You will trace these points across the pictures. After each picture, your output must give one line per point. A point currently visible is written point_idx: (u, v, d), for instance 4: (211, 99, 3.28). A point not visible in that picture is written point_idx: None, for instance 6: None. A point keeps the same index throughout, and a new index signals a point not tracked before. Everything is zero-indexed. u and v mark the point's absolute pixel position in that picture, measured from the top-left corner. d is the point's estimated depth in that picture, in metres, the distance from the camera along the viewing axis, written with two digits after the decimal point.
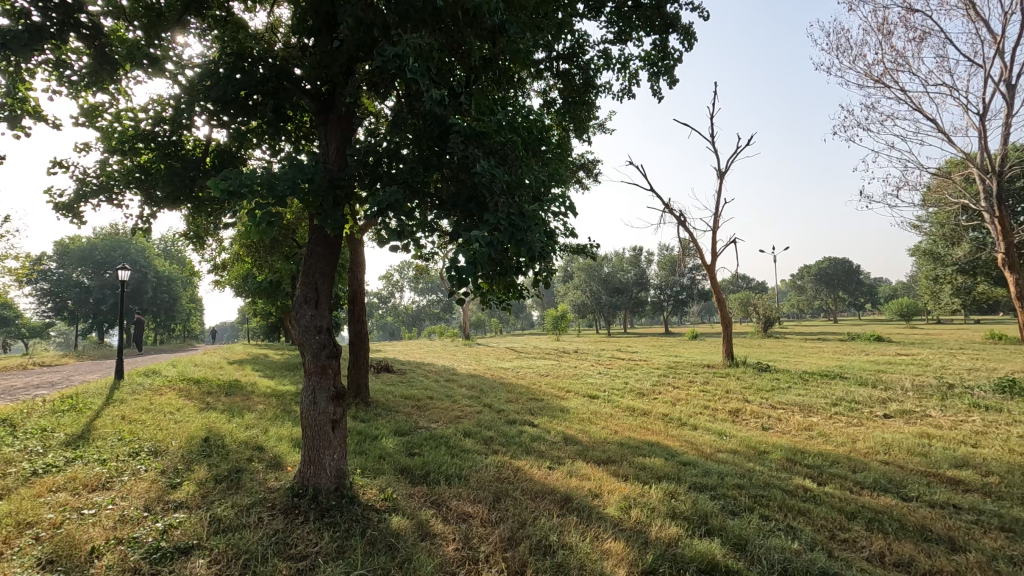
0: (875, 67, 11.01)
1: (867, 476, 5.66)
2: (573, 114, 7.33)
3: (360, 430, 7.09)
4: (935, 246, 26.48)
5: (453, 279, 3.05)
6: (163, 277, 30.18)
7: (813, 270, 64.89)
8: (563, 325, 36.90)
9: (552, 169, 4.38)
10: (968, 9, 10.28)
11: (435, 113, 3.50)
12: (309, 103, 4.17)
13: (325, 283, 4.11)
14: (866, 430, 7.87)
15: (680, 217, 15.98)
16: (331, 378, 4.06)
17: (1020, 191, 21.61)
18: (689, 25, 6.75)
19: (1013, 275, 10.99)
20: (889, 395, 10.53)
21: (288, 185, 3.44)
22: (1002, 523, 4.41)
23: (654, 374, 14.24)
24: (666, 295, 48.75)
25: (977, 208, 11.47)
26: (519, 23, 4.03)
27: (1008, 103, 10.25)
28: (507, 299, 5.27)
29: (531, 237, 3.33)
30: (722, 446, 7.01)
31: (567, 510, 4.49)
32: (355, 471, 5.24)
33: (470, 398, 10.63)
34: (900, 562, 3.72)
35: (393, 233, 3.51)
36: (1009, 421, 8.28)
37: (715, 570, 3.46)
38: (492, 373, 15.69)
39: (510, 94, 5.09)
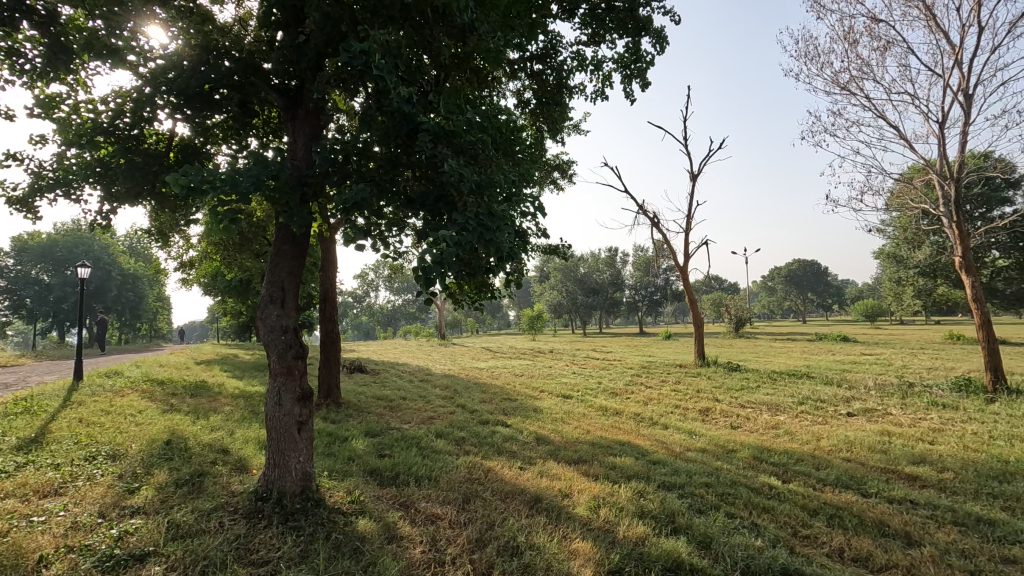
0: (841, 74, 11.33)
1: (829, 473, 5.80)
2: (546, 114, 7.35)
3: (330, 431, 6.97)
4: (897, 249, 27.33)
5: (420, 279, 3.03)
6: (129, 275, 29.30)
7: (784, 270, 66.43)
8: (539, 325, 37.00)
9: (523, 169, 4.36)
10: (928, 20, 10.71)
11: (403, 112, 3.44)
12: (276, 99, 4.06)
13: (291, 282, 4.02)
14: (830, 429, 8.07)
15: (654, 218, 16.18)
16: (297, 380, 3.97)
17: (977, 196, 22.44)
18: (661, 29, 6.83)
19: (969, 277, 11.39)
20: (853, 394, 10.83)
21: (252, 182, 3.33)
22: (955, 517, 4.57)
23: (627, 374, 14.34)
24: (640, 295, 49.22)
25: (937, 213, 11.84)
26: (491, 23, 3.99)
27: (964, 112, 10.67)
28: (479, 300, 5.24)
29: (499, 237, 3.31)
30: (691, 445, 7.10)
31: (536, 510, 4.48)
32: (322, 473, 5.14)
33: (443, 398, 10.55)
34: (859, 557, 3.81)
35: (360, 232, 3.46)
36: (965, 419, 8.59)
37: (681, 568, 3.48)
38: (467, 373, 15.63)
39: (482, 93, 5.06)
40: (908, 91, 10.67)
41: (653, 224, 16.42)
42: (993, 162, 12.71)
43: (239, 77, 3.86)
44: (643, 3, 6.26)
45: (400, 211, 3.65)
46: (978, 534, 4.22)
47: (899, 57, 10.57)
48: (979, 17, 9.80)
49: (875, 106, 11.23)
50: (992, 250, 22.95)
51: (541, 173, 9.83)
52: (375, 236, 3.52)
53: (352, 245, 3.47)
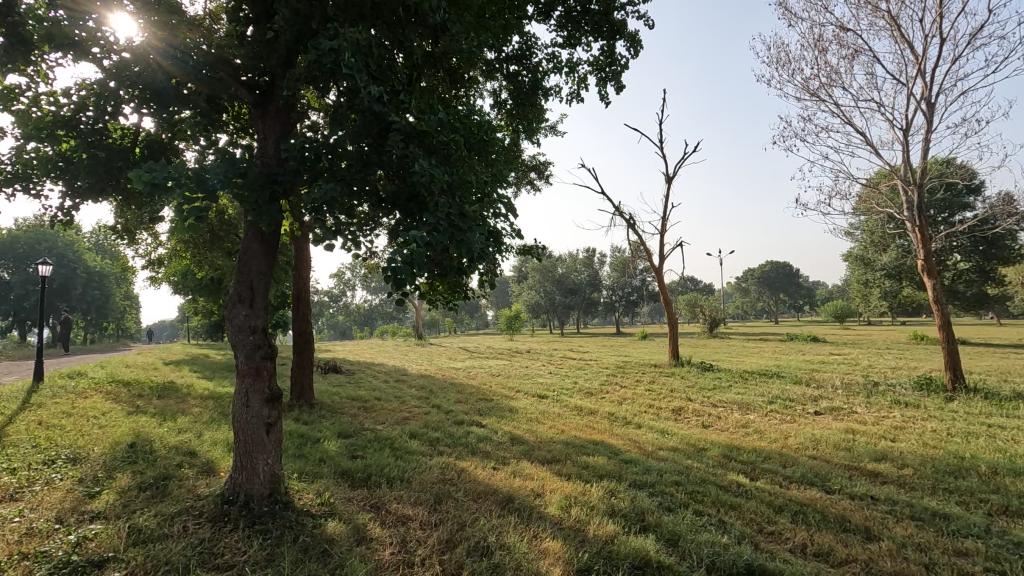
0: (811, 81, 11.63)
1: (795, 470, 5.94)
2: (522, 115, 7.37)
3: (301, 432, 6.88)
4: (864, 252, 28.12)
5: (389, 280, 3.03)
6: (94, 273, 28.46)
7: (757, 272, 67.77)
8: (517, 325, 37.06)
9: (496, 169, 4.36)
10: (892, 30, 11.05)
11: (374, 111, 3.41)
12: (245, 95, 3.98)
13: (260, 282, 3.94)
14: (798, 427, 8.27)
15: (630, 219, 16.37)
16: (265, 380, 3.89)
17: (939, 200, 23.23)
18: (635, 33, 6.91)
19: (931, 280, 11.75)
20: (821, 393, 11.12)
21: (219, 180, 3.24)
22: (912, 512, 4.72)
23: (602, 374, 14.45)
24: (618, 295, 49.60)
25: (901, 218, 12.20)
26: (465, 24, 3.99)
27: (927, 120, 11.05)
28: (453, 300, 5.22)
29: (471, 238, 3.30)
30: (663, 444, 7.20)
31: (507, 510, 4.50)
32: (292, 476, 5.06)
33: (418, 398, 10.51)
34: (820, 552, 3.92)
35: (330, 232, 3.43)
36: (926, 417, 8.88)
37: (648, 565, 3.54)
38: (443, 373, 15.59)
39: (457, 93, 5.06)
40: (874, 98, 11.02)
41: (629, 225, 16.59)
42: (954, 168, 13.16)
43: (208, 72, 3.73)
44: (618, 7, 6.34)
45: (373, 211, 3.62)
46: (934, 528, 4.38)
47: (865, 66, 10.90)
48: (940, 28, 10.16)
49: (844, 112, 11.54)
50: (954, 254, 23.75)
51: (517, 174, 9.87)
52: (346, 236, 3.49)
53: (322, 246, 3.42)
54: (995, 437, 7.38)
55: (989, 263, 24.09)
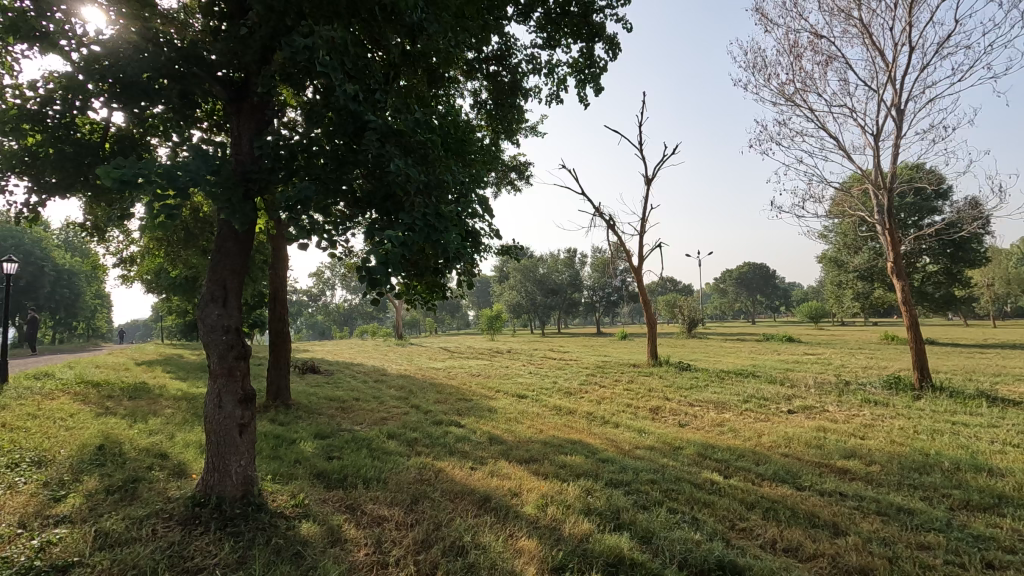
0: (786, 86, 11.88)
1: (768, 468, 6.07)
2: (501, 115, 7.38)
3: (277, 433, 6.80)
4: (838, 254, 28.79)
5: (364, 280, 3.02)
6: (64, 271, 27.73)
7: (735, 274, 68.97)
8: (498, 325, 37.10)
9: (475, 169, 4.36)
10: (865, 38, 11.35)
11: (350, 110, 3.37)
12: (220, 91, 3.90)
13: (234, 280, 3.87)
14: (772, 425, 8.43)
15: (610, 220, 16.52)
16: (238, 381, 3.84)
17: (909, 204, 23.90)
18: (614, 35, 6.99)
19: (900, 281, 12.05)
20: (794, 392, 11.36)
21: (192, 178, 3.16)
22: (878, 508, 4.86)
23: (581, 374, 14.53)
24: (598, 296, 49.99)
25: (872, 221, 12.50)
26: (443, 23, 3.97)
27: (897, 126, 11.37)
28: (432, 300, 5.22)
29: (446, 238, 3.30)
30: (640, 443, 7.29)
31: (484, 510, 4.51)
32: (266, 477, 5.00)
33: (397, 398, 10.46)
34: (789, 547, 4.02)
35: (305, 231, 3.39)
36: (895, 415, 9.13)
37: (622, 562, 3.59)
38: (424, 373, 15.56)
39: (436, 92, 5.04)
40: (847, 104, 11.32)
41: (609, 226, 16.74)
42: (924, 173, 13.53)
43: (181, 66, 3.58)
44: (597, 10, 6.40)
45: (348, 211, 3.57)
46: (899, 523, 4.51)
47: (839, 72, 11.19)
48: (910, 37, 10.48)
49: (818, 118, 11.82)
50: (923, 256, 24.43)
51: (498, 174, 9.88)
52: (324, 237, 3.44)
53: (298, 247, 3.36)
54: (959, 434, 7.63)
55: (956, 265, 24.86)
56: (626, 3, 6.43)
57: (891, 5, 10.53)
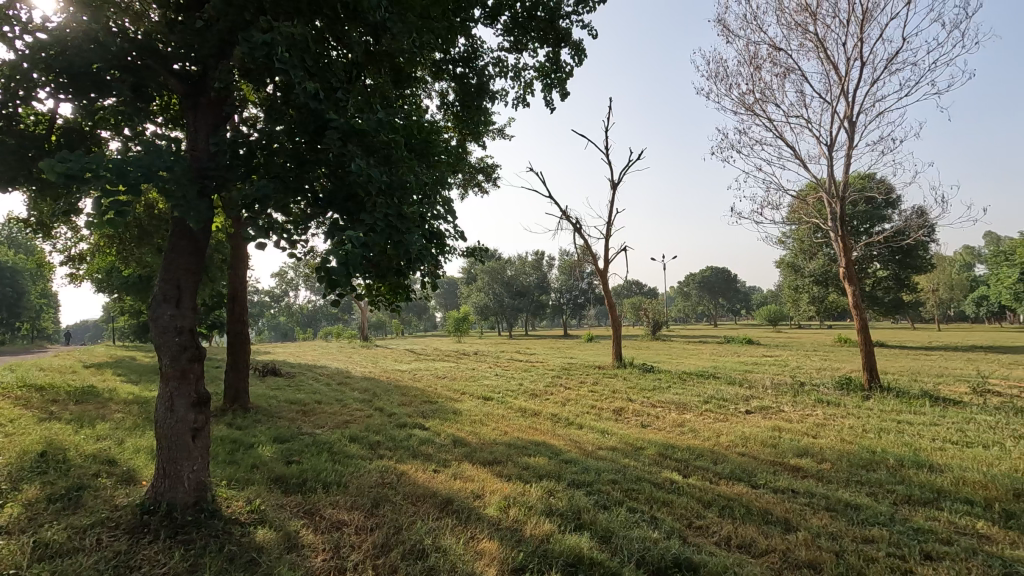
0: (746, 96, 12.27)
1: (725, 467, 6.23)
2: (468, 117, 7.38)
3: (234, 437, 6.62)
4: (795, 259, 29.82)
5: (324, 281, 2.97)
6: (6, 269, 26.37)
7: (698, 277, 70.63)
8: (465, 327, 36.96)
9: (439, 171, 4.34)
10: (819, 52, 11.82)
11: (311, 108, 3.30)
12: (175, 85, 3.77)
13: (189, 280, 3.69)
14: (730, 425, 8.67)
15: (576, 223, 16.71)
16: (192, 383, 3.65)
17: (860, 212, 24.97)
18: (579, 42, 7.09)
19: (851, 286, 12.54)
20: (752, 393, 11.68)
21: (143, 173, 3.02)
22: (827, 504, 5.05)
23: (547, 376, 14.61)
24: (565, 298, 50.43)
25: (826, 228, 12.98)
26: (407, 24, 3.93)
27: (849, 137, 11.88)
28: (395, 301, 5.17)
29: (408, 240, 3.28)
30: (603, 443, 7.39)
31: (446, 513, 4.49)
32: (221, 483, 4.86)
33: (361, 401, 10.31)
34: (743, 544, 4.14)
35: (263, 230, 3.29)
36: (845, 414, 9.50)
37: (581, 562, 3.63)
38: (389, 375, 15.40)
39: (401, 93, 5.01)
40: (803, 116, 11.78)
41: (575, 229, 16.94)
42: (874, 183, 14.14)
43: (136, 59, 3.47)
44: (563, 16, 6.48)
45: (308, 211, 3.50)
46: (846, 518, 4.70)
47: (795, 84, 11.63)
48: (861, 52, 10.98)
49: (776, 127, 12.24)
50: (873, 262, 25.53)
51: (465, 175, 9.88)
52: (283, 237, 3.36)
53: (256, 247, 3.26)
54: (903, 432, 8.00)
55: (904, 271, 26.06)
56: (591, 10, 6.52)
57: (844, 21, 11.01)
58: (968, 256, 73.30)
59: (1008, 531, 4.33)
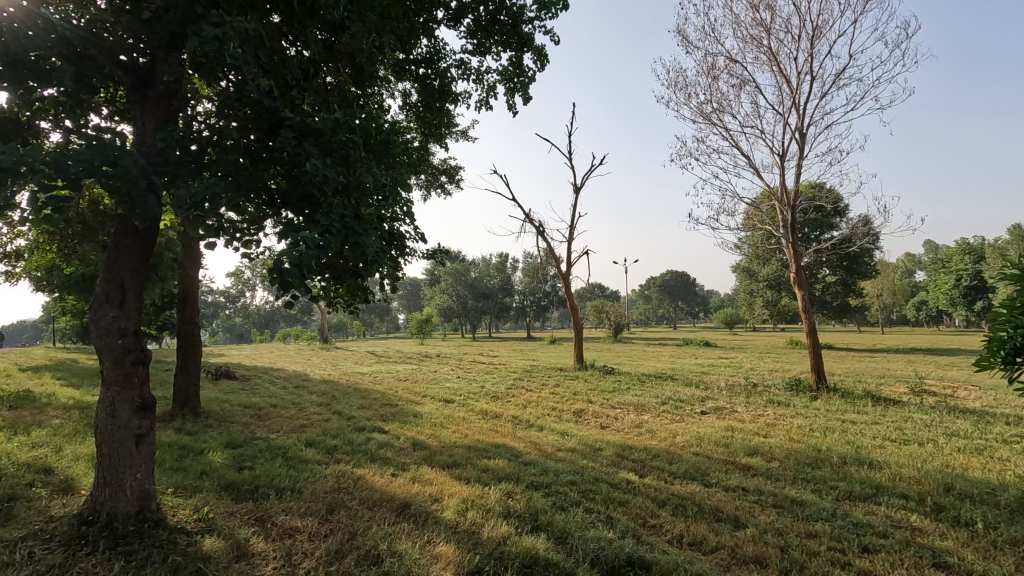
0: (705, 105, 12.62)
1: (680, 466, 6.39)
2: (430, 118, 7.33)
3: (182, 443, 6.38)
4: (749, 264, 30.83)
5: (275, 283, 2.89)
6: None
7: (659, 282, 72.22)
8: (427, 329, 36.61)
9: (398, 172, 4.29)
10: (773, 65, 12.27)
11: (265, 106, 3.20)
12: (121, 76, 3.60)
13: (133, 280, 3.48)
14: (685, 426, 8.90)
15: (539, 226, 16.85)
16: (137, 388, 3.47)
17: (811, 219, 26.04)
18: (542, 46, 7.16)
19: (801, 290, 13.04)
20: (707, 394, 12.02)
21: (84, 168, 2.85)
22: (775, 501, 5.24)
23: (509, 378, 14.65)
24: (529, 300, 50.67)
25: (779, 234, 13.46)
26: (367, 24, 3.87)
27: (800, 148, 12.37)
28: (354, 303, 5.09)
29: (365, 241, 3.22)
30: (562, 445, 7.48)
31: (402, 517, 4.45)
32: (166, 490, 4.68)
33: (318, 404, 10.11)
34: (694, 541, 4.26)
35: (213, 230, 3.17)
36: (794, 414, 9.87)
37: (536, 563, 3.65)
38: (348, 378, 15.15)
39: (361, 92, 4.93)
40: (757, 126, 12.21)
41: (538, 232, 17.05)
42: (823, 192, 14.76)
43: (79, 49, 3.28)
44: (526, 21, 6.53)
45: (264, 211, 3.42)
46: (792, 514, 4.89)
47: (751, 95, 12.04)
48: (811, 67, 11.49)
49: (732, 137, 12.64)
50: (823, 267, 26.63)
51: (428, 177, 9.83)
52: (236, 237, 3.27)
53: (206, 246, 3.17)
54: (846, 431, 8.38)
55: (851, 277, 27.27)
56: (554, 16, 6.57)
57: (796, 36, 11.47)
58: (909, 262, 77.16)
59: (938, 524, 4.59)
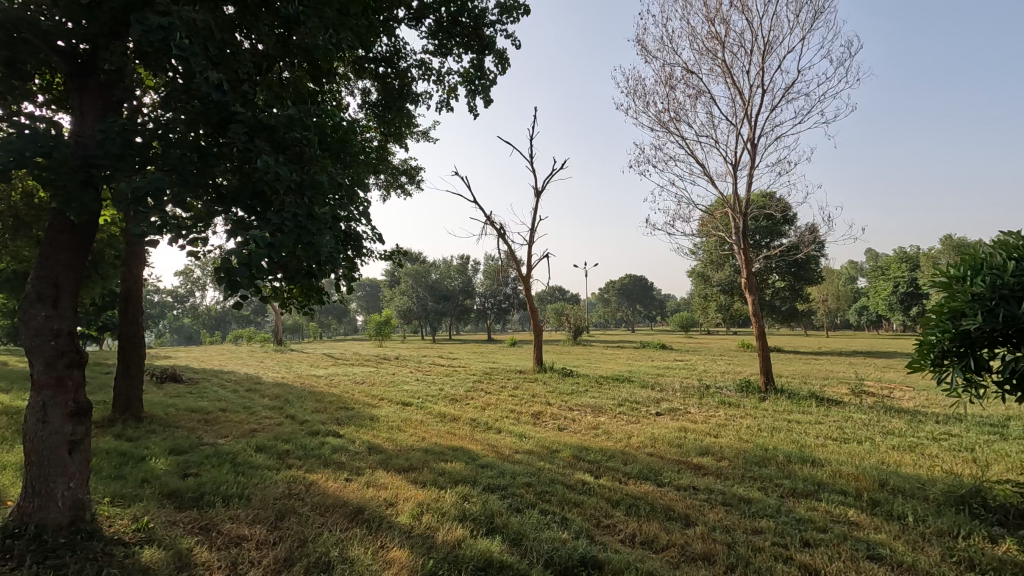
0: (662, 114, 12.94)
1: (634, 467, 6.52)
2: (390, 118, 7.24)
3: (122, 450, 6.07)
4: (704, 269, 31.74)
5: (223, 281, 2.80)
6: None
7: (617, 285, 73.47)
8: (386, 331, 36.05)
9: (355, 171, 4.22)
10: (726, 77, 12.70)
11: (214, 100, 3.08)
12: (58, 63, 3.38)
13: (69, 279, 3.28)
14: (641, 427, 9.08)
15: (500, 229, 16.89)
16: (71, 393, 3.27)
17: (762, 227, 27.06)
18: (503, 50, 7.19)
19: (751, 295, 13.49)
20: (662, 396, 12.30)
21: (14, 159, 2.67)
22: (724, 499, 5.41)
23: (468, 380, 14.62)
24: (489, 303, 50.64)
25: (731, 240, 13.90)
26: (324, 20, 3.78)
27: (751, 158, 12.83)
28: (309, 304, 4.97)
29: (319, 241, 3.14)
30: (520, 447, 7.50)
31: (355, 523, 4.36)
32: (103, 500, 4.43)
33: (271, 408, 9.80)
34: (646, 540, 4.35)
35: (157, 227, 3.04)
36: (744, 415, 10.22)
37: (490, 565, 3.65)
38: (302, 380, 14.77)
39: (317, 90, 4.83)
40: (711, 136, 12.60)
41: (499, 235, 17.07)
42: (773, 201, 15.36)
43: (12, 33, 3.07)
44: (487, 24, 6.56)
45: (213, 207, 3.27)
46: (739, 511, 5.06)
47: (706, 105, 12.41)
48: (762, 80, 11.95)
49: (688, 145, 12.99)
50: (772, 273, 27.70)
51: (387, 176, 9.70)
52: (183, 234, 3.14)
53: (150, 244, 3.03)
54: (791, 430, 8.74)
55: (798, 283, 28.46)
56: (515, 21, 6.62)
57: (748, 50, 11.90)
58: (851, 269, 81.26)
59: (874, 518, 4.84)
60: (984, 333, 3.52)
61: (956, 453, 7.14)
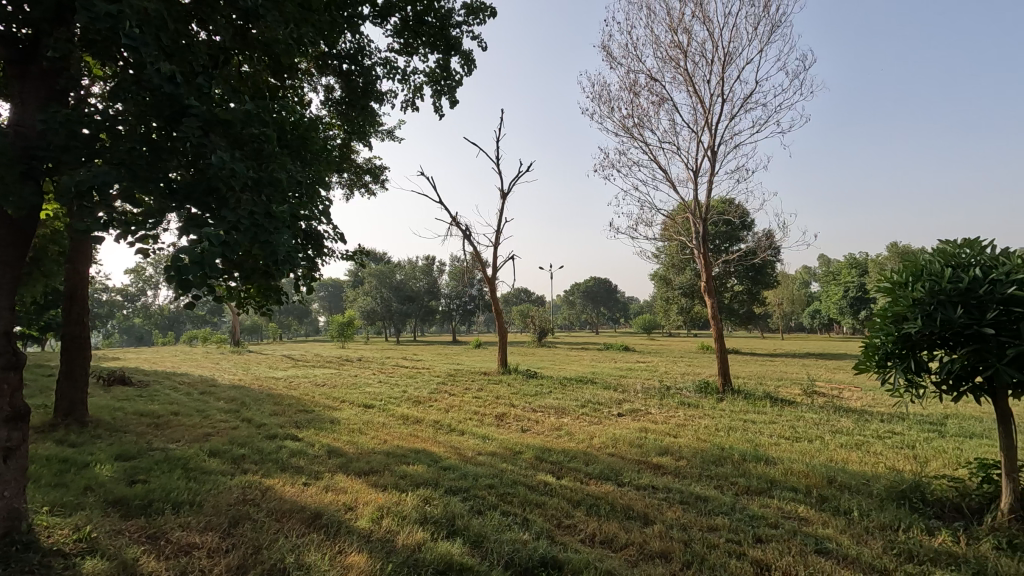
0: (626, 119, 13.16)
1: (595, 467, 6.60)
2: (353, 116, 7.13)
3: (63, 457, 5.76)
4: (666, 272, 32.43)
5: (172, 280, 2.67)
6: None
7: (581, 287, 74.27)
8: (349, 332, 35.43)
9: (315, 169, 4.13)
10: (688, 85, 13.01)
11: (166, 93, 2.96)
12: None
13: (6, 275, 3.10)
14: (603, 427, 9.19)
15: (466, 230, 16.83)
16: (7, 397, 3.11)
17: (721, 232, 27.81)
18: (469, 51, 7.19)
19: (710, 298, 13.83)
20: (624, 397, 12.49)
21: None
22: (681, 497, 5.53)
23: (432, 382, 14.52)
24: (455, 304, 50.45)
25: (692, 245, 14.23)
26: (284, 15, 3.69)
27: (711, 165, 13.16)
28: (266, 304, 4.84)
29: (276, 240, 3.03)
30: (482, 449, 7.49)
31: (313, 528, 4.27)
32: (42, 509, 4.21)
33: (226, 412, 9.50)
34: (606, 539, 4.41)
35: (102, 223, 2.89)
36: (702, 415, 10.48)
37: (450, 568, 3.63)
38: (260, 382, 14.39)
39: (277, 85, 4.70)
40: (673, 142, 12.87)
41: (465, 236, 17.02)
42: (731, 207, 15.82)
43: None
44: (453, 25, 6.55)
45: (165, 203, 3.07)
46: (695, 509, 5.19)
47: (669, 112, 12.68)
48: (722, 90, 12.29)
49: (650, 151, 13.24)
50: (730, 277, 28.51)
51: (351, 175, 9.55)
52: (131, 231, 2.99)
53: (95, 241, 2.88)
54: (747, 429, 9.01)
55: (755, 287, 29.38)
56: (482, 23, 6.63)
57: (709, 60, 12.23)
58: (805, 274, 84.44)
59: (821, 513, 5.03)
60: (924, 336, 3.70)
61: (898, 450, 7.50)
